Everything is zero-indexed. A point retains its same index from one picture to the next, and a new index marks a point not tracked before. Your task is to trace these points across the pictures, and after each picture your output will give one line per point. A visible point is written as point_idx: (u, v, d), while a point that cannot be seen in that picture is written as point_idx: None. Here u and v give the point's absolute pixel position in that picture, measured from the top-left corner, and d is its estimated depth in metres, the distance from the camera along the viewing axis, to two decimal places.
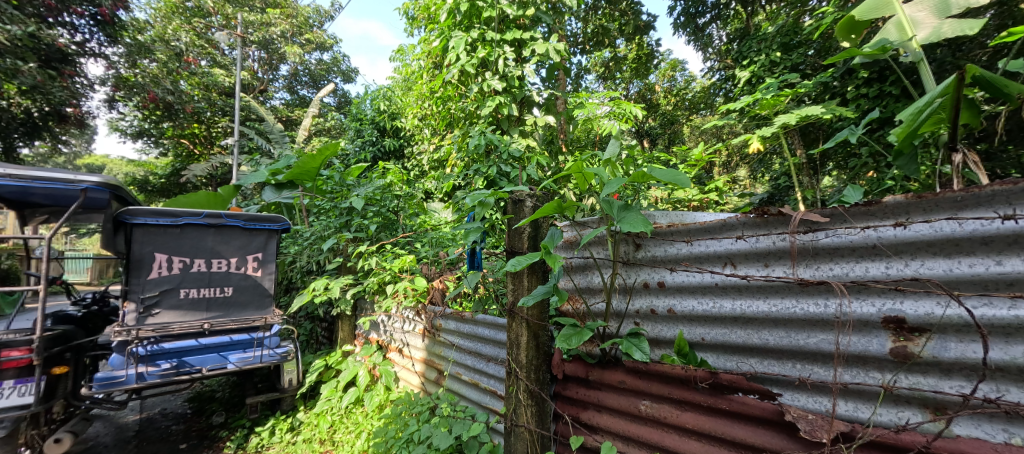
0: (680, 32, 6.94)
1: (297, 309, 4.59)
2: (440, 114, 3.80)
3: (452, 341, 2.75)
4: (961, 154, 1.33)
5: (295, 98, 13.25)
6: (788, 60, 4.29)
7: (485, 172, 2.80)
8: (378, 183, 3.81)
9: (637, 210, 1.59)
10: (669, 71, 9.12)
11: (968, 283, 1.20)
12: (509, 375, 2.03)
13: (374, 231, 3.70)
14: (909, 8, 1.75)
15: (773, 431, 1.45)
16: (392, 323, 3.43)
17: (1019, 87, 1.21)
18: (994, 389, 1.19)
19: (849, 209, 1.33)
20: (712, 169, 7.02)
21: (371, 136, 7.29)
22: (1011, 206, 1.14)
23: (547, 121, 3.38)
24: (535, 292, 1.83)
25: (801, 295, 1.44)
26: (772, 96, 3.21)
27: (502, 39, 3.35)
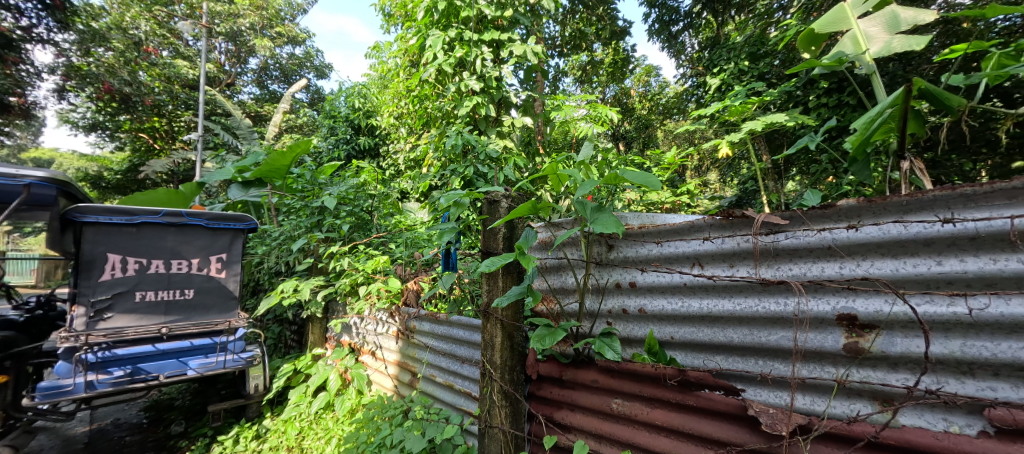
0: (655, 39, 7.12)
1: (264, 312, 4.44)
2: (416, 113, 3.74)
3: (427, 343, 2.72)
4: (908, 161, 1.40)
5: (264, 93, 12.80)
6: (756, 69, 4.48)
7: (462, 172, 2.81)
8: (352, 182, 3.73)
9: (611, 211, 1.62)
10: (645, 76, 9.31)
11: (914, 281, 1.28)
12: (483, 377, 2.03)
13: (346, 231, 3.60)
14: (864, 22, 1.84)
15: (737, 426, 1.50)
16: (366, 325, 3.37)
17: (959, 100, 1.31)
18: (935, 381, 1.27)
19: (808, 212, 1.40)
20: (685, 172, 7.25)
21: (346, 134, 7.11)
22: (951, 210, 1.22)
23: (525, 123, 3.37)
24: (510, 292, 1.84)
25: (763, 294, 1.51)
26: (740, 104, 3.34)
27: (479, 39, 3.34)
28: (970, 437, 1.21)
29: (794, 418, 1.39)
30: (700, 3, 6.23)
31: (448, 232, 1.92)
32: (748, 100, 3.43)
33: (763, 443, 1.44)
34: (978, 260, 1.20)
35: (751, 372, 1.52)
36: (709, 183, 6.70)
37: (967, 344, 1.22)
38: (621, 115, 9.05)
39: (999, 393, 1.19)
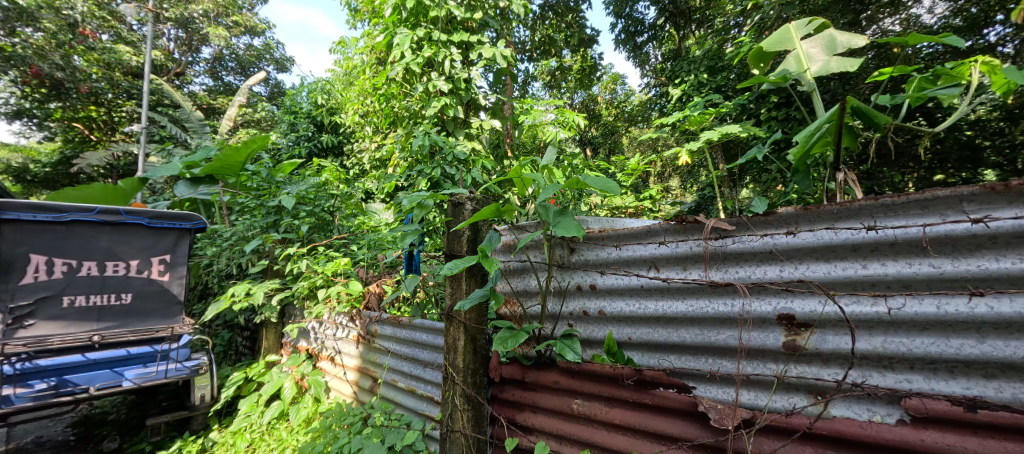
0: (622, 48, 7.40)
1: (213, 317, 4.18)
2: (383, 112, 3.64)
3: (388, 347, 2.65)
4: (843, 173, 1.53)
5: (218, 84, 12.09)
6: (713, 82, 4.75)
7: (429, 173, 2.77)
8: (313, 181, 3.59)
9: (572, 215, 1.65)
10: (611, 84, 9.60)
11: (844, 283, 1.39)
12: (446, 381, 2.02)
13: (305, 232, 3.46)
14: (807, 44, 1.97)
15: (689, 421, 1.57)
16: (324, 330, 3.23)
17: (886, 118, 1.44)
18: (861, 375, 1.38)
19: (752, 218, 1.50)
20: (648, 178, 7.54)
21: (308, 130, 6.80)
22: (873, 218, 1.33)
23: (493, 125, 3.36)
24: (472, 295, 1.83)
25: (712, 295, 1.59)
26: (699, 114, 3.50)
27: (447, 40, 3.29)
28: (891, 425, 1.31)
29: (738, 413, 1.47)
30: (664, 16, 6.50)
31: (411, 235, 1.92)
32: (706, 111, 3.63)
33: (711, 437, 1.51)
34: (897, 264, 1.31)
35: (701, 370, 1.59)
36: (670, 189, 7.00)
37: (887, 340, 1.33)
38: (588, 121, 9.24)
39: (914, 385, 1.30)
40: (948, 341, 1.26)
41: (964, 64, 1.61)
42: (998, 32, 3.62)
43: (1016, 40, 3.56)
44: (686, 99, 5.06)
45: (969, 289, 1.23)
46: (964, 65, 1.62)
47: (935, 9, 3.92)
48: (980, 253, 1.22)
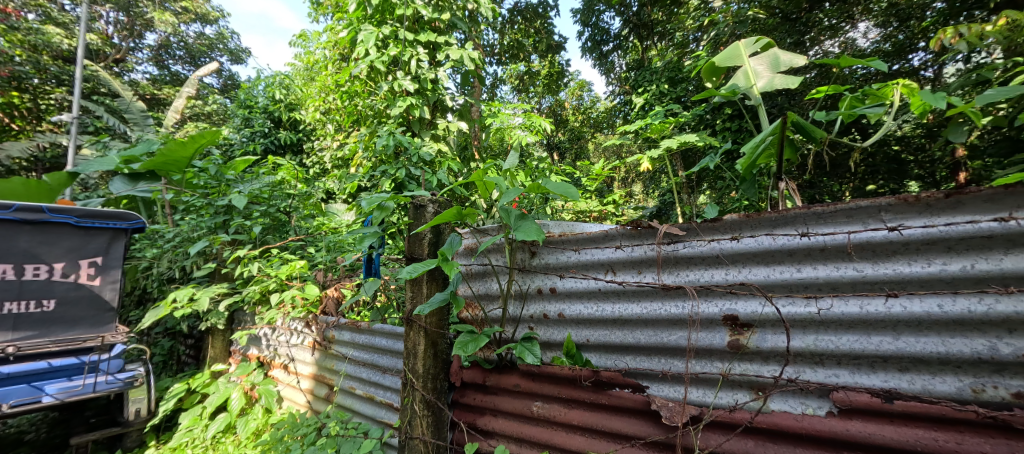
0: (588, 56, 7.62)
1: (152, 324, 3.89)
2: (345, 110, 3.52)
3: (345, 353, 2.57)
4: (784, 183, 1.65)
5: (164, 73, 11.30)
6: (674, 92, 5.00)
7: (393, 174, 2.75)
8: (267, 180, 3.41)
9: (533, 219, 1.69)
10: (578, 90, 9.71)
11: (781, 285, 1.48)
12: (405, 386, 2.00)
13: (258, 234, 3.29)
14: (754, 61, 2.10)
15: (642, 420, 1.62)
16: (277, 337, 3.06)
17: (821, 133, 1.57)
18: (795, 371, 1.46)
19: (700, 224, 1.58)
20: (613, 183, 7.75)
21: (263, 126, 6.38)
22: (807, 226, 1.43)
23: (460, 127, 3.31)
24: (432, 300, 1.82)
25: (664, 298, 1.66)
26: (661, 123, 3.67)
27: (414, 40, 3.22)
28: (822, 417, 1.40)
29: (687, 410, 1.53)
30: (627, 28, 6.70)
31: (372, 237, 1.93)
32: (667, 120, 3.79)
33: (662, 434, 1.57)
34: (827, 268, 1.42)
35: (654, 370, 1.65)
36: (633, 194, 7.27)
37: (818, 338, 1.43)
38: (555, 125, 9.39)
39: (841, 379, 1.40)
40: (869, 338, 1.36)
41: (888, 86, 1.80)
42: (921, 57, 3.98)
43: (935, 65, 3.92)
44: (648, 107, 5.26)
45: (887, 290, 1.34)
46: (887, 87, 1.81)
47: (869, 33, 4.18)
48: (896, 258, 1.33)
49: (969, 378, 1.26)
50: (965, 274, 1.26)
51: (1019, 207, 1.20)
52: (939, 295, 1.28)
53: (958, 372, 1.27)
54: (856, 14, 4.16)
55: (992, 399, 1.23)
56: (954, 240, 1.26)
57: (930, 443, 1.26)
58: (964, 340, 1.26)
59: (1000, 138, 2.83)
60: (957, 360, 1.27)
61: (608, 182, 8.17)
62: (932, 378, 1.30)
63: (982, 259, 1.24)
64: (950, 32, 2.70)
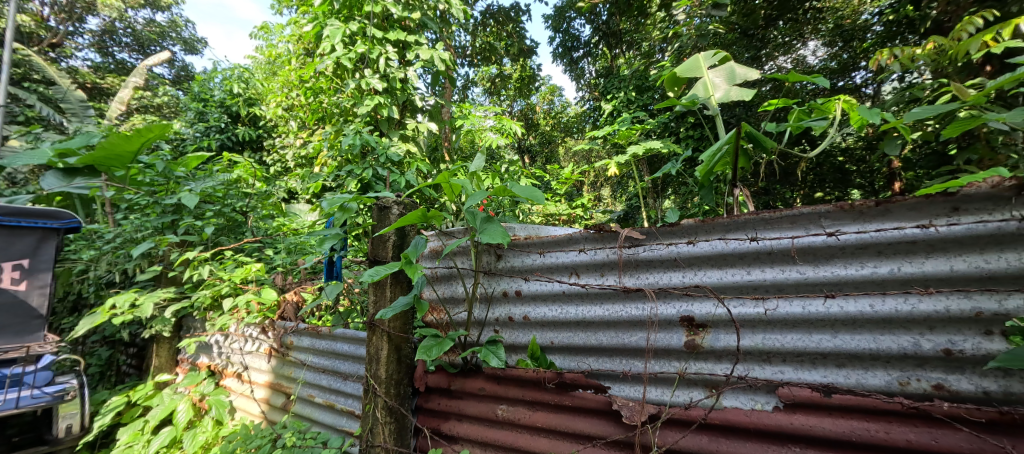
0: (559, 62, 7.74)
1: (88, 332, 3.60)
2: (310, 107, 3.39)
3: (304, 360, 2.49)
4: (739, 190, 1.74)
5: (108, 61, 10.55)
6: (641, 100, 5.17)
7: (360, 174, 2.69)
8: (222, 177, 3.23)
9: (499, 222, 1.72)
10: (549, 95, 9.49)
11: (732, 287, 1.55)
12: (367, 393, 1.97)
13: (210, 235, 3.10)
14: (713, 73, 2.20)
15: (603, 420, 1.66)
16: (230, 344, 2.91)
17: (772, 143, 1.66)
18: (745, 368, 1.53)
19: (659, 228, 1.63)
20: (583, 187, 7.90)
21: (219, 121, 5.93)
22: (755, 230, 1.50)
23: (430, 128, 3.23)
24: (395, 304, 1.80)
25: (625, 300, 1.70)
26: (626, 129, 3.73)
27: (384, 38, 3.10)
28: (769, 411, 1.46)
29: (646, 408, 1.57)
30: (597, 35, 6.81)
31: (334, 238, 1.89)
32: (633, 126, 3.91)
33: (623, 433, 1.60)
34: (773, 270, 1.49)
35: (615, 370, 1.69)
36: (603, 198, 7.45)
37: (766, 337, 1.50)
38: (526, 129, 9.45)
39: (785, 375, 1.48)
40: (811, 336, 1.44)
41: (830, 101, 1.93)
42: (863, 76, 4.57)
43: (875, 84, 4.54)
44: (616, 114, 5.43)
45: (825, 292, 1.43)
46: (830, 102, 1.94)
47: (817, 51, 4.75)
48: (834, 261, 1.42)
49: (896, 372, 1.35)
50: (893, 276, 1.35)
51: (939, 214, 1.29)
52: (872, 296, 1.37)
53: (886, 366, 1.36)
54: (806, 33, 4.67)
55: (915, 391, 1.32)
56: (884, 245, 1.35)
57: (862, 433, 1.34)
58: (891, 336, 1.35)
59: (930, 152, 3.10)
60: (886, 355, 1.36)
61: (578, 186, 8.29)
62: (865, 373, 1.39)
63: (907, 263, 1.34)
64: (885, 54, 2.98)
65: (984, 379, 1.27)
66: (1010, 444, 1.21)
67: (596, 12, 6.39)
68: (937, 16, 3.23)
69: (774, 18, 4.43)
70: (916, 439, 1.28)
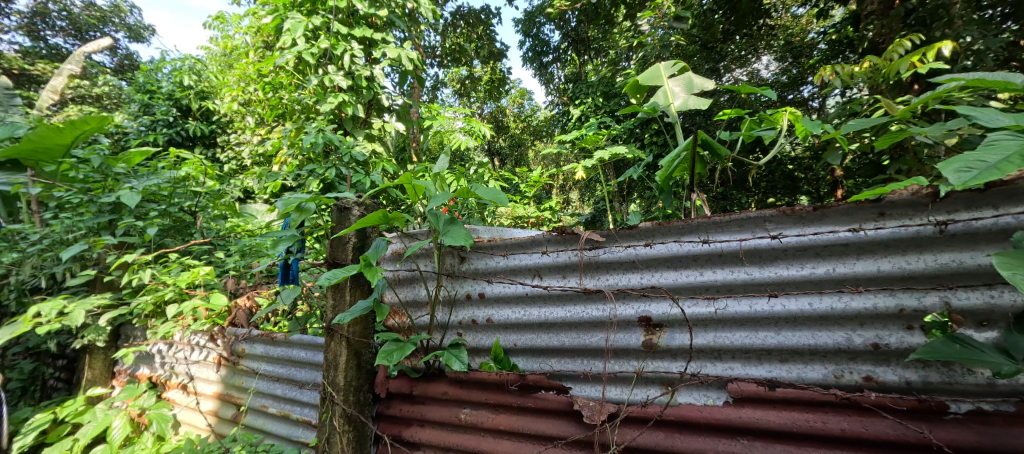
0: (528, 65, 7.78)
1: (11, 342, 3.28)
2: (269, 103, 3.26)
3: (257, 368, 2.39)
4: (697, 194, 1.81)
5: (41, 45, 9.69)
6: (608, 105, 5.28)
7: (322, 174, 2.61)
8: (168, 175, 3.02)
9: (463, 224, 1.71)
10: (519, 98, 9.49)
11: (686, 288, 1.60)
12: (324, 401, 1.91)
13: (153, 236, 2.90)
14: (673, 81, 2.27)
15: (565, 420, 1.67)
16: (174, 353, 2.74)
17: (726, 150, 1.74)
18: (698, 365, 1.58)
19: (618, 231, 1.66)
20: (551, 190, 7.98)
21: (167, 114, 5.55)
22: (707, 233, 1.56)
23: (397, 128, 3.14)
24: (355, 308, 1.75)
25: (586, 301, 1.73)
26: (594, 134, 3.82)
27: (349, 34, 2.98)
28: (720, 406, 1.51)
29: (605, 408, 1.60)
30: (566, 41, 6.91)
31: (290, 240, 1.81)
32: (600, 131, 4.02)
33: (582, 432, 1.63)
34: (724, 272, 1.55)
35: (576, 371, 1.71)
36: (570, 201, 7.56)
37: (717, 335, 1.56)
38: (495, 131, 9.41)
39: (734, 371, 1.54)
40: (757, 334, 1.51)
41: (778, 112, 2.05)
42: (810, 90, 4.89)
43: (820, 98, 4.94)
44: (584, 119, 5.53)
45: (769, 292, 1.50)
46: (777, 113, 2.06)
47: (769, 65, 5.15)
48: (777, 262, 1.50)
49: (832, 366, 1.43)
50: (828, 276, 1.44)
51: (866, 219, 1.39)
52: (811, 294, 1.45)
53: (824, 360, 1.44)
54: (761, 49, 5.02)
55: (848, 383, 1.41)
56: (821, 247, 1.44)
57: (803, 424, 1.40)
58: (828, 332, 1.44)
59: (866, 162, 3.36)
60: (822, 350, 1.44)
61: (545, 188, 8.35)
62: (805, 367, 1.46)
63: (840, 263, 1.43)
64: (827, 71, 3.20)
65: (907, 370, 1.35)
66: (928, 429, 1.29)
67: (565, 19, 6.51)
68: (873, 38, 3.45)
69: (731, 33, 4.54)
70: (849, 428, 1.36)
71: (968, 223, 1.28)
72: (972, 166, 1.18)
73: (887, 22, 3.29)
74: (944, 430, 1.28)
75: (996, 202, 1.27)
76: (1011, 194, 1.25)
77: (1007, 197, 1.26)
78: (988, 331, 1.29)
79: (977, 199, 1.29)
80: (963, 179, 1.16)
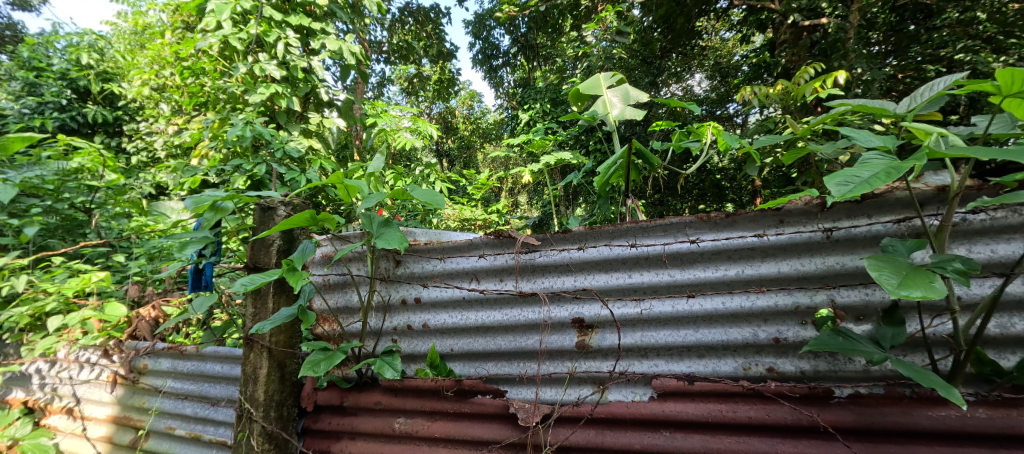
0: (478, 67, 7.71)
1: None
2: (187, 91, 2.99)
3: (161, 386, 2.18)
4: (631, 201, 1.87)
5: None
6: (555, 112, 5.36)
7: (250, 170, 2.44)
8: (57, 166, 2.68)
9: (398, 227, 1.65)
10: (469, 100, 9.38)
11: (616, 290, 1.63)
12: (240, 419, 1.77)
13: (34, 236, 2.57)
14: (612, 92, 2.33)
15: (501, 424, 1.65)
16: (58, 373, 2.42)
17: (658, 161, 1.81)
18: (626, 364, 1.61)
19: (553, 235, 1.67)
20: (499, 193, 7.97)
21: (62, 96, 4.91)
22: (635, 237, 1.61)
23: (337, 124, 2.97)
24: (276, 316, 1.64)
25: (522, 304, 1.72)
26: (541, 139, 3.86)
27: (283, 21, 2.79)
28: (645, 402, 1.54)
29: (540, 409, 1.60)
30: (516, 46, 6.91)
31: (200, 243, 1.69)
32: (547, 137, 4.06)
33: (517, 435, 1.61)
34: (650, 274, 1.60)
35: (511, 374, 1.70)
36: (519, 204, 7.59)
37: (644, 335, 1.60)
38: (444, 132, 9.26)
39: (659, 368, 1.58)
40: (679, 332, 1.56)
41: (703, 126, 2.15)
42: (735, 107, 5.24)
43: (743, 115, 5.31)
44: (532, 124, 5.54)
45: (689, 292, 1.56)
46: (703, 126, 2.17)
47: (701, 82, 5.48)
48: (696, 265, 1.56)
49: (741, 359, 1.51)
50: (738, 278, 1.51)
51: (769, 226, 1.49)
52: (723, 294, 1.52)
53: (734, 354, 1.51)
54: (694, 67, 5.32)
55: (755, 374, 1.48)
56: (732, 251, 1.52)
57: (716, 414, 1.45)
58: (738, 329, 1.51)
59: (782, 176, 3.64)
60: (733, 345, 1.51)
61: (493, 190, 8.32)
62: (718, 361, 1.53)
63: (748, 266, 1.51)
64: (751, 91, 3.43)
65: (801, 360, 1.45)
66: (818, 413, 1.38)
67: (515, 24, 6.54)
68: (786, 64, 3.72)
69: (669, 50, 4.79)
70: (755, 415, 1.41)
71: (849, 230, 1.41)
72: (850, 180, 1.20)
73: (797, 50, 3.58)
74: (830, 412, 1.37)
75: (869, 212, 1.41)
76: (882, 205, 1.40)
77: (879, 208, 1.40)
78: (864, 324, 1.42)
79: (855, 209, 1.42)
80: (841, 192, 1.18)
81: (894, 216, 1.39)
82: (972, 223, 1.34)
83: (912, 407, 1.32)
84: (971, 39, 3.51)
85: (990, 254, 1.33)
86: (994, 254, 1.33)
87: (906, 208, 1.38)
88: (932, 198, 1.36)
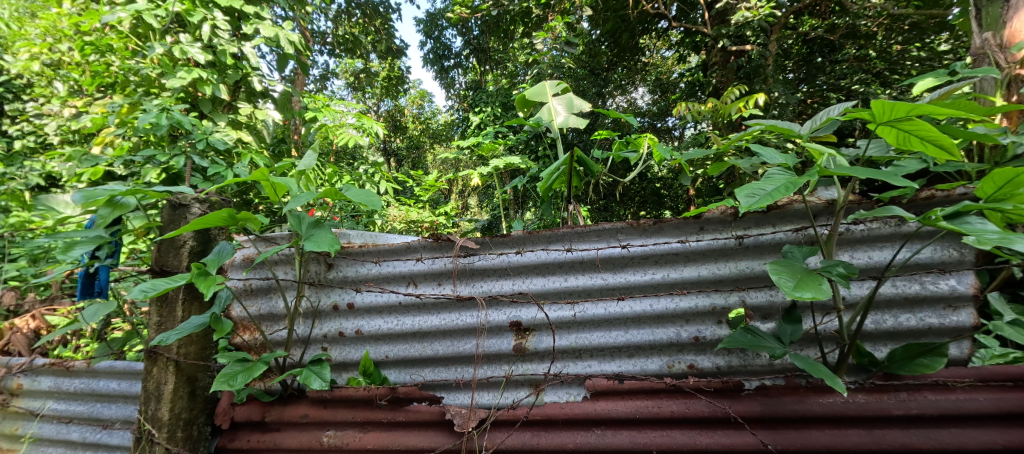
0: (429, 67, 7.57)
1: None
2: (92, 71, 2.68)
3: (42, 408, 1.95)
4: (573, 207, 1.88)
5: None
6: (506, 117, 5.35)
7: (167, 162, 2.24)
8: None
9: (329, 228, 1.56)
10: (419, 99, 9.17)
11: (552, 293, 1.63)
12: (141, 441, 1.60)
13: None
14: (557, 99, 2.35)
15: (436, 431, 1.59)
16: None
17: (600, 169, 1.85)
18: (561, 365, 1.61)
19: (492, 238, 1.65)
20: (449, 194, 7.85)
21: None
22: (571, 242, 1.62)
23: (271, 117, 2.78)
24: (185, 325, 1.49)
25: (460, 308, 1.68)
26: (490, 143, 3.83)
27: (211, 1, 2.57)
28: (579, 401, 1.55)
29: (476, 413, 1.57)
30: (468, 49, 6.85)
31: (90, 244, 1.55)
32: (497, 141, 4.01)
33: (452, 441, 1.56)
34: (585, 278, 1.61)
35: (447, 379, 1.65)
36: (467, 207, 7.50)
37: (579, 336, 1.60)
38: (392, 131, 9.02)
39: (592, 369, 1.59)
40: (611, 333, 1.59)
41: (641, 137, 2.21)
42: (673, 121, 5.51)
43: (681, 129, 5.58)
44: (482, 127, 5.50)
45: (619, 295, 1.59)
46: (640, 137, 2.24)
47: (643, 96, 5.69)
48: (627, 269, 1.59)
49: (666, 357, 1.55)
50: (663, 281, 1.56)
51: (690, 233, 1.55)
52: (651, 296, 1.56)
53: (659, 353, 1.56)
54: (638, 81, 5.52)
55: (678, 371, 1.54)
56: (659, 256, 1.56)
57: (643, 410, 1.48)
58: (663, 329, 1.56)
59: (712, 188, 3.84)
60: (660, 344, 1.55)
61: (442, 192, 8.19)
62: (646, 360, 1.56)
63: (673, 270, 1.56)
64: (688, 106, 3.60)
65: (717, 357, 1.51)
66: (729, 405, 1.44)
67: (467, 26, 6.48)
68: (717, 83, 3.94)
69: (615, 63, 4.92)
70: (678, 409, 1.47)
71: (758, 237, 1.50)
72: (756, 193, 1.27)
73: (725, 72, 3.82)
74: (741, 403, 1.43)
75: (774, 221, 1.50)
76: (784, 215, 1.49)
77: (782, 217, 1.50)
78: (769, 323, 1.50)
79: (762, 218, 1.51)
80: (749, 203, 1.25)
81: (793, 225, 1.50)
82: (854, 233, 1.46)
83: (806, 395, 1.41)
84: (865, 73, 3.90)
85: (868, 259, 1.46)
86: (870, 260, 1.46)
87: (803, 218, 1.49)
88: (823, 211, 1.48)
